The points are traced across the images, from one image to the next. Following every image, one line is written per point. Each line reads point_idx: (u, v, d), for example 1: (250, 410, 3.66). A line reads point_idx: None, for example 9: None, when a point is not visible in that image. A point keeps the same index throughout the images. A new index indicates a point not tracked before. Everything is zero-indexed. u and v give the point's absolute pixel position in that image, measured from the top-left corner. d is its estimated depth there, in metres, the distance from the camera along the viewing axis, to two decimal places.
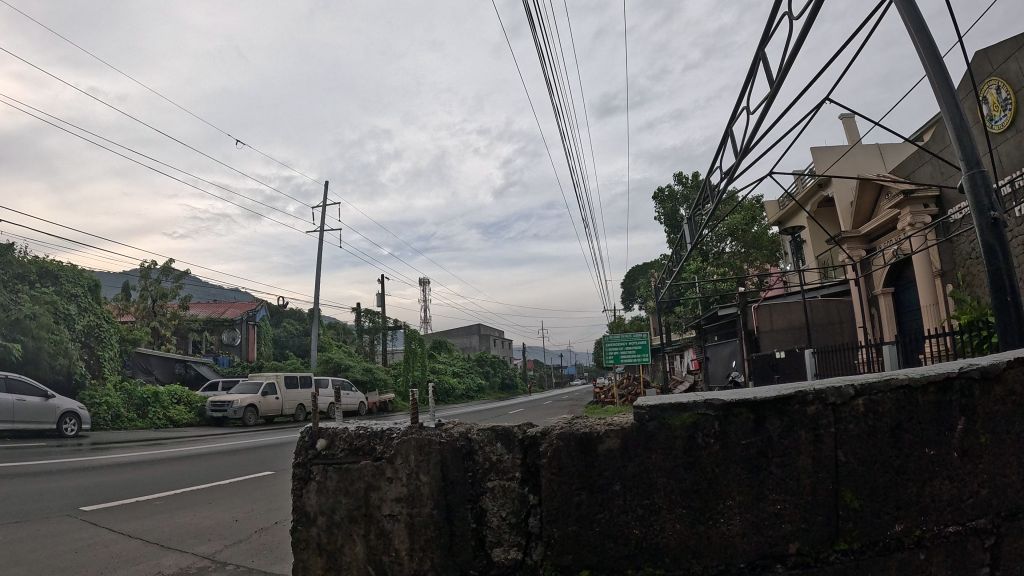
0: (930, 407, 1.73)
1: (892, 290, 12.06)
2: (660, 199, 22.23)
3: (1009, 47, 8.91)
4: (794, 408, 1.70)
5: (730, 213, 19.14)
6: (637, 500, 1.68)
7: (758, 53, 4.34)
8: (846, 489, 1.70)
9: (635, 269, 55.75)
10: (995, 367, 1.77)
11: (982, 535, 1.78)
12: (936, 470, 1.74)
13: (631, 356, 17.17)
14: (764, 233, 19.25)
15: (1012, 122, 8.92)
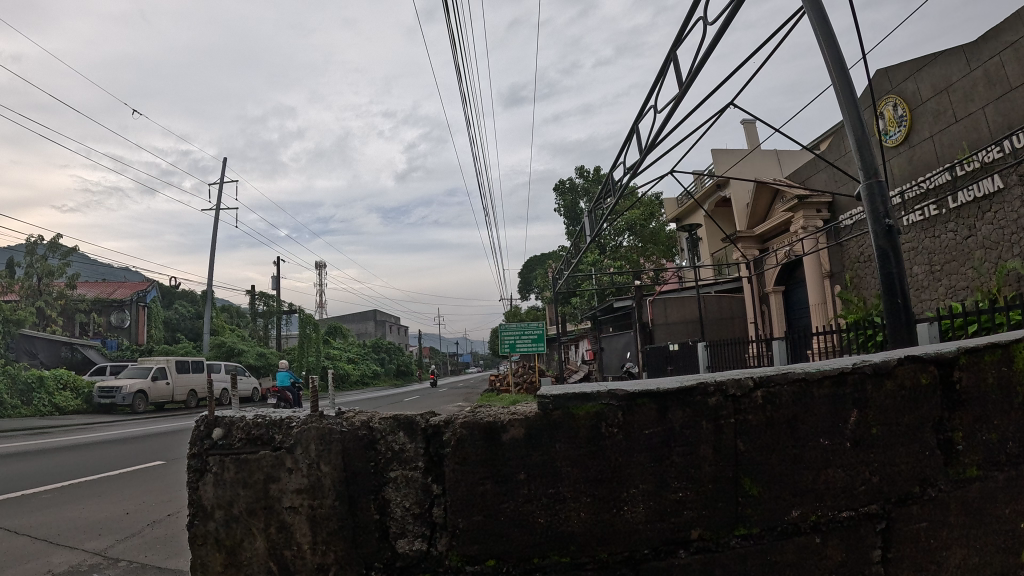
0: (824, 399, 1.83)
1: (783, 289, 12.70)
2: (562, 192, 22.69)
3: (908, 69, 9.59)
4: (696, 398, 1.76)
5: (629, 208, 19.82)
6: (541, 489, 1.70)
7: (668, 54, 4.43)
8: (745, 476, 1.78)
9: (532, 260, 56.63)
10: (885, 363, 1.89)
11: (874, 519, 1.87)
12: (830, 458, 1.84)
13: (525, 345, 17.38)
14: (661, 229, 19.93)
15: (906, 138, 9.62)
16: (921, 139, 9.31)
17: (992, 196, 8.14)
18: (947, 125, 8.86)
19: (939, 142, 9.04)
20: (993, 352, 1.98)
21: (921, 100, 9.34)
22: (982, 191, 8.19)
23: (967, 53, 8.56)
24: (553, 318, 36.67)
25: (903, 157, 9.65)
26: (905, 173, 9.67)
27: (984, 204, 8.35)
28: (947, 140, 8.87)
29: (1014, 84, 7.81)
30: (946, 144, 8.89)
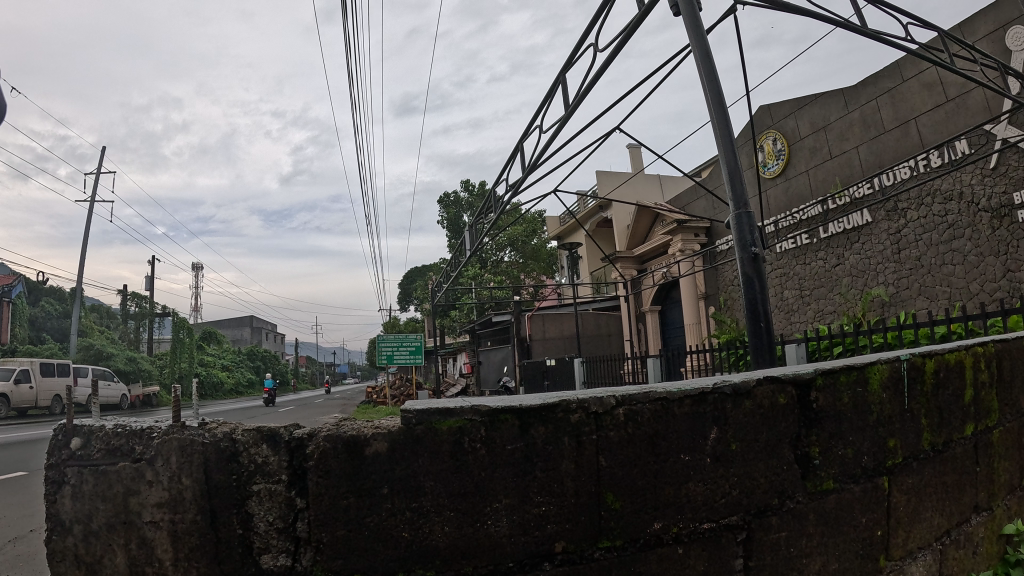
0: (685, 418, 2.03)
1: (659, 308, 13.18)
2: (445, 205, 22.49)
3: (788, 107, 10.21)
4: (558, 415, 1.85)
5: (512, 224, 20.18)
6: (406, 503, 1.69)
7: (558, 76, 4.52)
8: (608, 490, 1.90)
9: (415, 273, 56.52)
10: (744, 384, 2.17)
11: (733, 530, 2.13)
12: (690, 473, 2.04)
13: (403, 357, 17.24)
14: (543, 246, 20.37)
15: (782, 170, 10.30)
16: (796, 173, 9.98)
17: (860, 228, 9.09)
18: (819, 161, 9.57)
19: (812, 176, 9.73)
20: (846, 375, 2.53)
21: (800, 136, 9.99)
22: (852, 224, 9.11)
23: (846, 95, 9.18)
24: (433, 332, 36.73)
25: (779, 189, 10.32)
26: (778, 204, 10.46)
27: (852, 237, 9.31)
28: (820, 175, 9.56)
29: (886, 127, 8.50)
30: (819, 180, 9.58)
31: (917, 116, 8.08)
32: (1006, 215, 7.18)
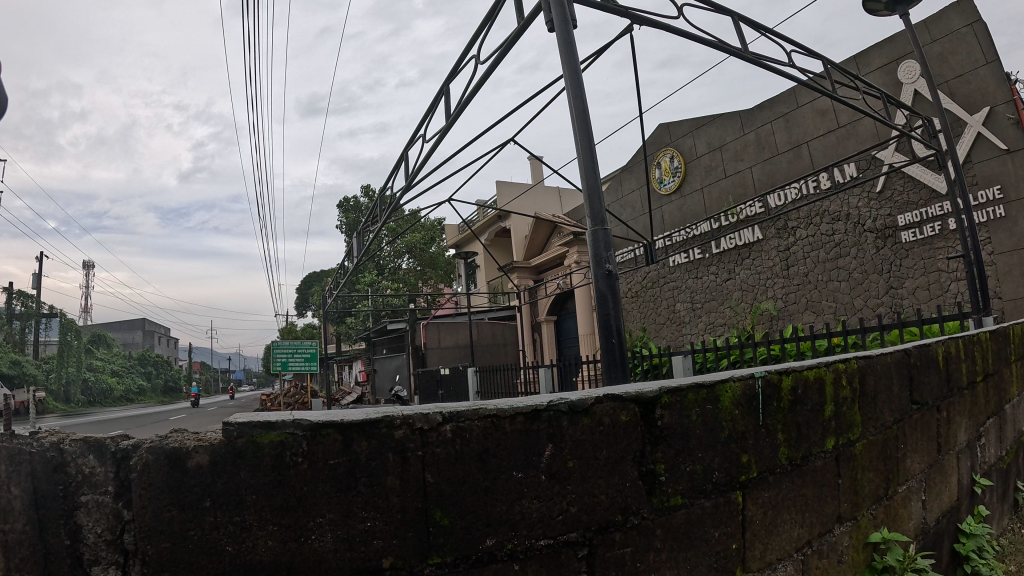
0: (517, 436, 1.87)
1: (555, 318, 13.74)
2: (344, 209, 22.43)
3: (686, 130, 11.97)
4: (382, 430, 1.67)
5: (411, 231, 20.59)
6: (228, 516, 1.49)
7: (441, 86, 4.50)
8: (435, 507, 1.72)
9: (315, 279, 56.61)
10: (582, 402, 2.04)
11: (574, 546, 1.97)
12: (525, 490, 1.88)
13: (299, 364, 17.04)
14: (441, 254, 20.95)
15: (680, 185, 12.02)
16: (693, 190, 11.77)
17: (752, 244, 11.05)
18: (717, 179, 11.23)
19: (706, 193, 11.55)
20: (693, 394, 2.41)
21: (697, 155, 11.74)
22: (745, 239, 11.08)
23: (742, 121, 10.87)
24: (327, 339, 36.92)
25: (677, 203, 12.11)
26: (677, 217, 12.12)
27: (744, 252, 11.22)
28: (715, 192, 11.34)
29: (777, 150, 10.18)
30: (713, 197, 11.37)
31: (808, 141, 9.66)
32: (888, 236, 9.00)
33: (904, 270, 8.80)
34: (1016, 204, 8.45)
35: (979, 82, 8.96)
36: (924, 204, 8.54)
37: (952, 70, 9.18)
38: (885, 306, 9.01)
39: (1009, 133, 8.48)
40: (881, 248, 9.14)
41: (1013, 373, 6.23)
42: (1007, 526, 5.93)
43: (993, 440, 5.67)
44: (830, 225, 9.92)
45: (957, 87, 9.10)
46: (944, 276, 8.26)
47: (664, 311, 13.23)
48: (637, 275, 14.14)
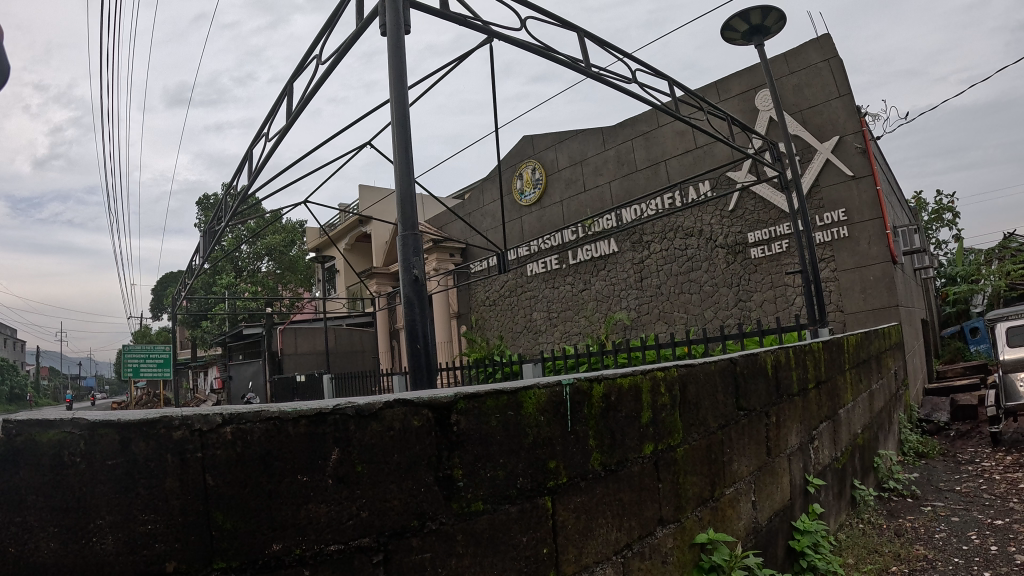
0: (302, 441, 1.44)
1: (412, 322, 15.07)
2: (202, 207, 22.24)
3: (549, 143, 13.00)
4: (159, 431, 1.31)
5: (272, 233, 20.97)
6: (7, 516, 1.20)
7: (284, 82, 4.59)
8: (217, 509, 1.32)
9: (173, 283, 55.11)
10: (370, 404, 1.56)
11: (368, 552, 1.50)
12: (310, 494, 1.43)
13: (151, 370, 16.44)
14: (301, 257, 21.32)
15: (540, 198, 13.06)
16: (552, 202, 12.86)
17: (608, 255, 12.49)
18: (578, 191, 12.38)
19: (565, 206, 12.66)
20: (495, 398, 1.92)
21: (559, 167, 12.78)
22: (603, 251, 12.52)
23: (604, 136, 11.96)
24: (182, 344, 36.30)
25: (536, 215, 13.16)
26: (536, 226, 13.15)
27: (601, 263, 12.52)
28: (574, 205, 12.46)
29: (639, 165, 11.36)
30: (572, 209, 12.53)
31: (666, 159, 10.96)
32: (739, 251, 10.60)
33: (753, 284, 10.42)
34: (858, 225, 10.22)
35: (829, 113, 10.61)
36: (774, 222, 10.21)
37: (807, 101, 10.77)
38: (735, 315, 10.59)
39: (855, 160, 10.23)
40: (732, 265, 10.69)
41: (847, 381, 6.83)
42: (845, 522, 6.26)
43: (826, 443, 6.06)
44: (683, 240, 11.42)
45: (810, 117, 10.74)
46: (790, 290, 9.94)
47: (520, 320, 14.21)
48: (494, 284, 14.92)
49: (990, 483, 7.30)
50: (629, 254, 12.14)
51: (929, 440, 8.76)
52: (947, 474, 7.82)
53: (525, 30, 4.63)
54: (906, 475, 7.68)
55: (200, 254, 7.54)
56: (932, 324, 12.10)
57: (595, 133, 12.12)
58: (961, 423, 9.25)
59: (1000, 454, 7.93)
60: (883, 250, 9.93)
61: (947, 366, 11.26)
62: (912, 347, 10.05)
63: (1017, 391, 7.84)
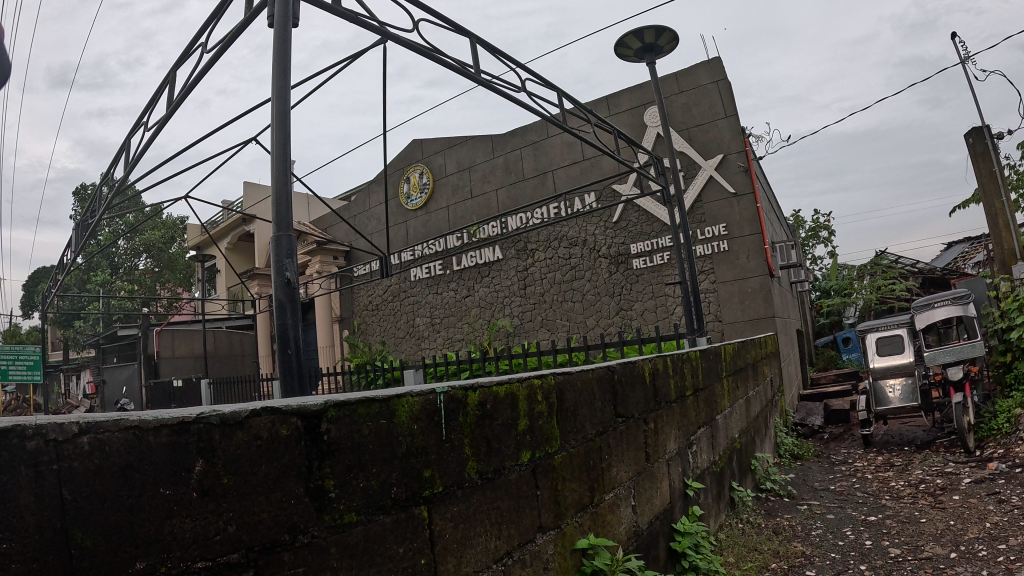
0: (167, 454, 1.29)
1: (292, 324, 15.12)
2: (79, 197, 21.41)
3: (438, 148, 12.94)
4: (12, 440, 1.07)
5: (151, 228, 20.50)
6: None
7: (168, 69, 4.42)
8: (77, 527, 1.13)
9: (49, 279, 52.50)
10: (236, 413, 1.43)
11: (236, 569, 1.37)
12: (176, 507, 1.28)
13: (19, 372, 15.56)
14: (180, 255, 21.06)
15: (426, 203, 12.98)
16: (439, 207, 12.79)
17: (492, 262, 12.57)
18: (464, 199, 12.40)
19: (452, 212, 12.62)
20: (366, 408, 1.81)
21: (447, 172, 12.72)
22: (487, 257, 12.57)
23: (493, 143, 12.02)
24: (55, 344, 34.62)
25: (423, 219, 13.06)
26: (422, 231, 13.05)
27: (485, 270, 12.59)
28: (460, 211, 12.47)
29: (526, 175, 11.52)
30: (458, 215, 12.51)
31: (555, 169, 11.21)
32: (623, 261, 11.12)
33: (636, 293, 10.96)
34: (738, 240, 10.74)
35: (714, 132, 10.99)
36: (656, 235, 10.84)
37: (695, 119, 11.08)
38: (617, 324, 11.05)
39: (737, 178, 10.71)
40: (615, 274, 11.17)
41: (723, 388, 7.16)
42: (724, 522, 6.49)
43: (705, 448, 6.31)
44: (568, 249, 11.74)
45: (697, 135, 11.07)
46: (670, 300, 10.62)
47: (404, 326, 14.02)
48: (377, 290, 14.69)
49: (863, 482, 7.73)
50: (514, 262, 12.27)
51: (803, 443, 9.22)
52: (821, 475, 8.25)
53: (416, 31, 4.48)
54: (783, 476, 8.07)
55: (70, 248, 7.14)
56: (806, 333, 12.75)
57: (483, 140, 12.16)
58: (835, 426, 9.76)
59: (870, 455, 8.41)
60: (761, 262, 10.53)
61: (820, 372, 11.88)
62: (788, 355, 10.58)
63: (886, 397, 8.32)
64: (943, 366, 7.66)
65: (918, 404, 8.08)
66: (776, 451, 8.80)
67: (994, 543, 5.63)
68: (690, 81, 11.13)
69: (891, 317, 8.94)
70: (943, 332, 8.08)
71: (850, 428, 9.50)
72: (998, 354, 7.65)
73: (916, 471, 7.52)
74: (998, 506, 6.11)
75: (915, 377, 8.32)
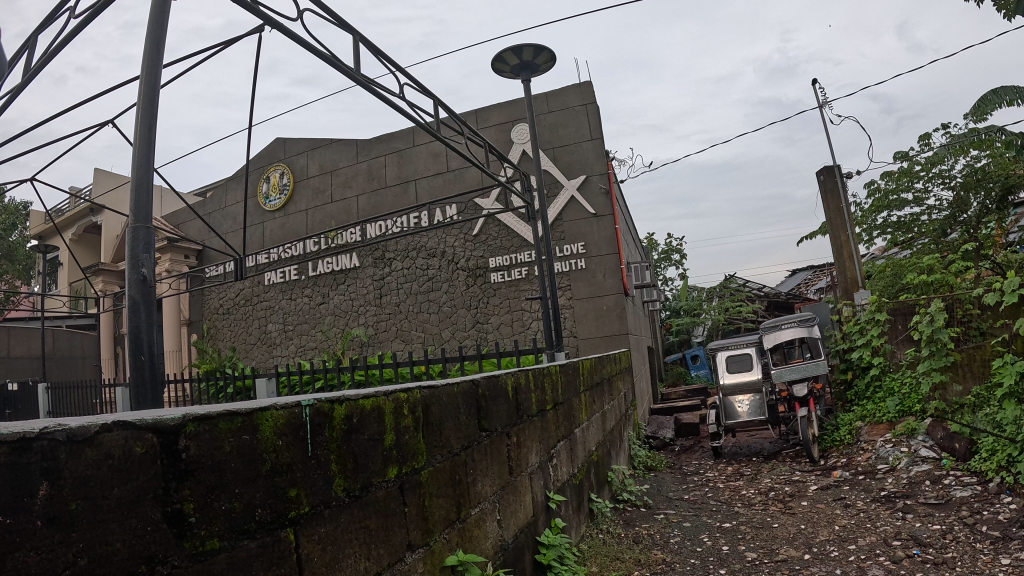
0: (6, 476, 1.09)
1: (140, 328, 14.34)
2: None
3: (302, 149, 12.44)
4: None
5: None
6: None
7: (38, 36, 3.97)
8: None
9: None
10: (85, 428, 1.25)
11: None
12: (18, 540, 1.10)
13: None
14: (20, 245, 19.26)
15: (284, 205, 12.42)
16: (297, 209, 12.30)
17: (349, 270, 12.18)
18: (324, 202, 11.98)
19: (310, 216, 12.17)
20: (228, 421, 1.60)
21: (309, 175, 12.26)
22: (343, 265, 12.19)
23: (358, 148, 11.68)
24: None
25: (279, 220, 12.49)
26: (278, 233, 12.45)
27: (341, 277, 12.18)
28: (319, 215, 12.04)
29: (386, 183, 11.31)
30: (316, 219, 12.07)
31: (417, 179, 11.04)
32: (480, 274, 11.08)
33: (491, 307, 10.95)
34: (595, 259, 11.06)
35: (579, 154, 11.34)
36: (515, 250, 10.90)
37: (561, 139, 11.37)
38: (472, 337, 10.98)
39: (598, 200, 11.09)
40: (473, 288, 11.10)
41: (580, 402, 7.15)
42: (586, 533, 6.30)
43: (565, 460, 6.06)
44: (425, 259, 11.57)
45: (562, 155, 11.35)
46: (526, 314, 10.69)
47: (255, 333, 13.27)
48: (228, 292, 13.86)
49: (715, 491, 8.11)
50: (371, 270, 11.95)
51: (655, 455, 9.61)
52: (674, 484, 8.59)
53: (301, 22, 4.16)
54: (637, 487, 8.24)
55: None
56: (656, 351, 13.41)
57: (350, 143, 11.80)
58: (685, 439, 10.29)
59: (720, 465, 8.91)
60: (616, 282, 10.93)
61: (671, 389, 12.47)
62: (640, 371, 11.03)
63: (736, 411, 8.92)
64: (788, 383, 8.29)
65: (765, 418, 8.68)
66: (630, 463, 9.09)
67: (846, 544, 5.58)
68: (560, 102, 11.43)
69: (739, 336, 9.59)
70: (789, 351, 8.81)
71: (699, 441, 10.07)
72: (839, 372, 8.53)
73: (765, 480, 8.02)
74: (843, 510, 6.33)
75: (762, 393, 8.98)
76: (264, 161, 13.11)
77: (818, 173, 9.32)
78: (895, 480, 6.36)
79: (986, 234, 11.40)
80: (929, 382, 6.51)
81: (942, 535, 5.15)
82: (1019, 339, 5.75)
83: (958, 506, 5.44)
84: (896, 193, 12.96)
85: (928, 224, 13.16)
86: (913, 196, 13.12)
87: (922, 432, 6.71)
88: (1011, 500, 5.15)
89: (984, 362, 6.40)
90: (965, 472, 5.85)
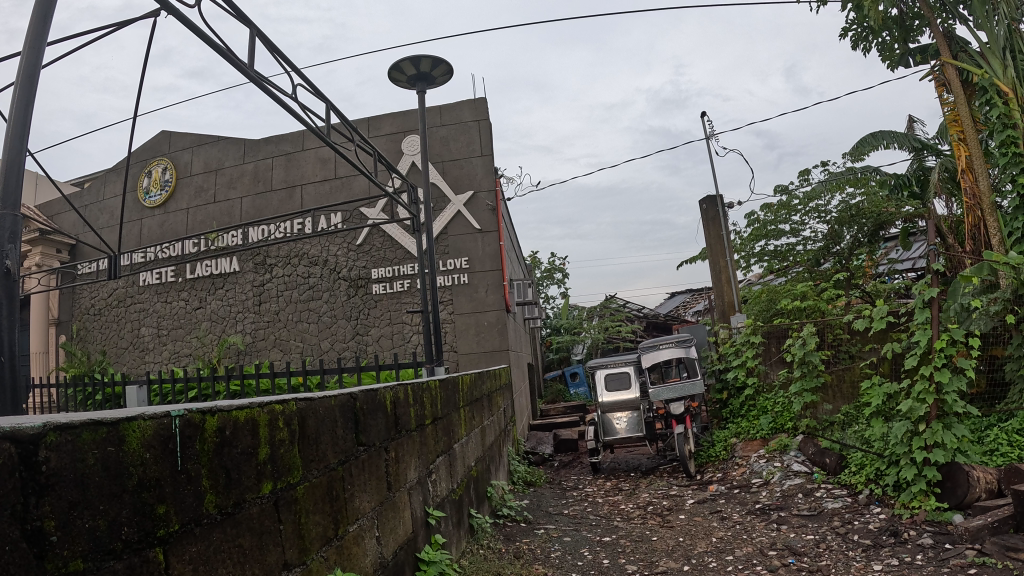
0: None
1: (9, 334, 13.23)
2: None
3: (184, 145, 11.79)
4: None
5: None
6: None
7: None
8: None
9: None
10: None
11: None
12: None
13: None
14: None
15: (162, 202, 11.73)
16: (176, 208, 11.65)
17: (226, 275, 11.64)
18: (205, 202, 11.42)
19: (190, 215, 11.56)
20: (90, 431, 1.48)
21: (190, 172, 11.62)
22: (220, 269, 11.64)
23: (244, 148, 11.20)
24: None
25: (158, 219, 11.80)
26: (156, 232, 11.75)
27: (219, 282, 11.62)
28: (199, 216, 11.46)
29: (272, 186, 10.91)
30: (196, 220, 11.49)
31: (304, 184, 10.72)
32: (362, 285, 10.84)
33: (371, 319, 10.73)
34: (478, 274, 11.09)
35: (468, 169, 11.39)
36: (398, 262, 10.76)
37: (451, 154, 11.39)
38: (351, 349, 10.70)
39: (484, 216, 11.15)
40: (354, 298, 10.84)
41: (460, 418, 6.98)
42: (464, 549, 6.07)
43: (442, 476, 5.79)
44: (307, 267, 11.22)
45: (451, 169, 11.36)
46: (407, 327, 10.55)
47: (126, 336, 12.39)
48: (100, 291, 12.89)
49: (594, 506, 8.22)
50: (250, 276, 11.48)
51: (535, 470, 9.68)
52: (554, 500, 8.64)
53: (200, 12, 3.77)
54: (517, 503, 8.16)
55: None
56: (536, 368, 13.70)
57: (236, 143, 11.31)
58: (562, 454, 10.52)
59: (599, 481, 9.11)
60: (498, 298, 10.99)
61: (550, 406, 12.68)
62: (517, 388, 11.07)
63: (614, 427, 9.16)
64: (665, 401, 8.55)
65: (642, 434, 8.98)
66: (510, 478, 9.05)
67: (723, 555, 5.74)
68: (452, 116, 11.45)
69: (617, 355, 9.85)
70: (666, 370, 9.05)
71: (578, 456, 10.32)
72: (715, 392, 9.05)
73: (643, 494, 8.26)
74: (719, 523, 6.55)
75: (640, 411, 9.25)
76: (147, 155, 12.37)
77: (701, 202, 9.92)
78: (769, 493, 6.73)
79: (855, 266, 12.40)
80: (801, 401, 7.00)
81: (816, 544, 5.41)
82: (885, 362, 6.35)
83: (830, 518, 5.81)
84: (773, 224, 13.87)
85: (801, 253, 14.14)
86: (789, 227, 14.07)
87: (794, 448, 7.23)
88: (880, 510, 5.61)
89: (851, 383, 7.09)
90: (835, 485, 6.32)
